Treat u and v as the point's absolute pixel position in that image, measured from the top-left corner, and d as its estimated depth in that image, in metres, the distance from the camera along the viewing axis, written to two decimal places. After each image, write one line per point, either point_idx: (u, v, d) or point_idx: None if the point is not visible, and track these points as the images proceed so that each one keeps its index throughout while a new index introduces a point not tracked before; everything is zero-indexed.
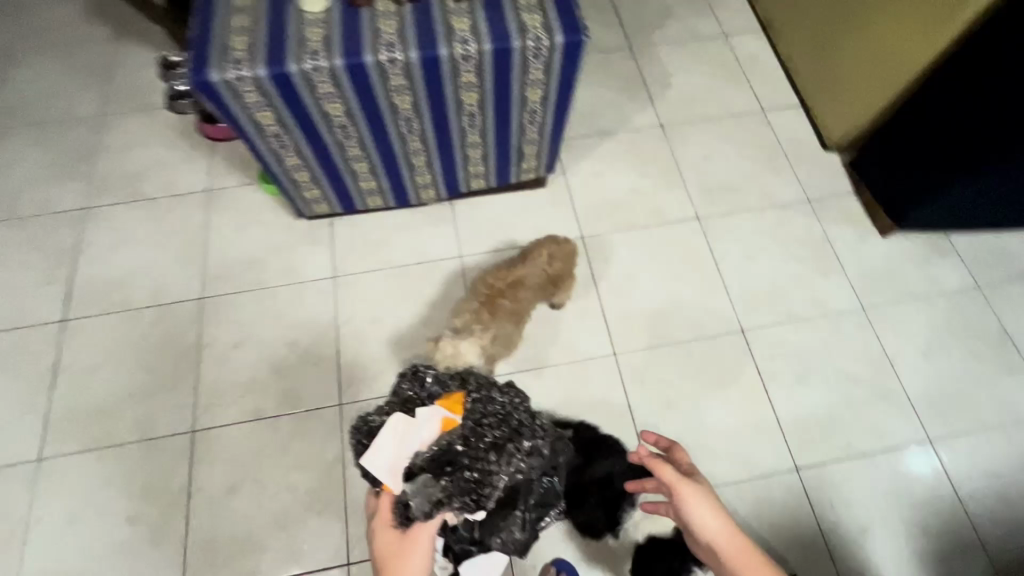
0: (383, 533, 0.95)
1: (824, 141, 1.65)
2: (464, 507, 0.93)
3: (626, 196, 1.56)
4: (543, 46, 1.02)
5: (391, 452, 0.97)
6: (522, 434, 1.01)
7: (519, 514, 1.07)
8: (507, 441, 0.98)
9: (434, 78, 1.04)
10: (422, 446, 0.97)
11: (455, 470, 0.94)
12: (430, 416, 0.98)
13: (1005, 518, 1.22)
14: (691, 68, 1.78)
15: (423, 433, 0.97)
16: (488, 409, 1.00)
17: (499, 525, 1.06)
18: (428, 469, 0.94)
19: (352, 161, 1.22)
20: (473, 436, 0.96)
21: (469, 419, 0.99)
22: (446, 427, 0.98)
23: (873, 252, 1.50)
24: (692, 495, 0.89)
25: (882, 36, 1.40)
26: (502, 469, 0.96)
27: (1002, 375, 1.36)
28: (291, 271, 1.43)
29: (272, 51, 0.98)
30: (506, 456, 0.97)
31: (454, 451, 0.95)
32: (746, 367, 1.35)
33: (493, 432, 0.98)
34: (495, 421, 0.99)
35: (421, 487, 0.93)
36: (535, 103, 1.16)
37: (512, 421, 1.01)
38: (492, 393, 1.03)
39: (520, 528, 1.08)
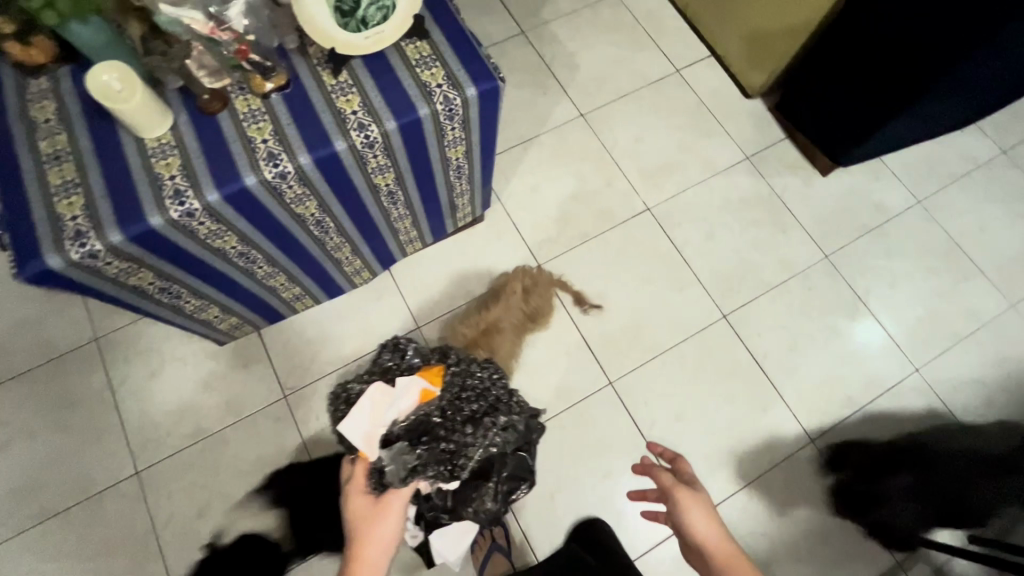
0: (357, 498, 0.91)
1: (745, 90, 1.60)
2: (438, 475, 0.93)
3: (570, 204, 1.44)
4: (455, 105, 0.85)
5: (371, 416, 0.94)
6: (499, 410, 0.99)
7: (492, 486, 1.01)
8: (484, 414, 0.97)
9: (337, 176, 0.85)
10: (400, 415, 0.95)
11: (433, 438, 0.94)
12: (410, 386, 0.96)
13: (997, 422, 1.28)
14: (593, 41, 1.63)
15: (404, 400, 0.95)
16: (466, 384, 0.99)
17: (470, 495, 1.01)
18: (405, 438, 0.93)
19: (266, 278, 1.02)
20: (450, 409, 0.96)
21: (446, 393, 0.97)
22: (424, 398, 0.96)
23: (821, 195, 1.48)
24: (688, 498, 0.89)
25: None
26: (478, 441, 0.95)
27: (961, 281, 1.41)
28: (234, 405, 1.23)
29: (120, 207, 0.75)
30: (483, 430, 0.96)
31: (432, 422, 0.95)
32: (737, 354, 1.32)
33: (469, 406, 0.97)
34: (471, 396, 0.98)
35: (396, 454, 0.91)
36: (458, 160, 1.00)
37: (490, 396, 1.00)
38: (470, 367, 1.02)
39: (492, 499, 1.02)
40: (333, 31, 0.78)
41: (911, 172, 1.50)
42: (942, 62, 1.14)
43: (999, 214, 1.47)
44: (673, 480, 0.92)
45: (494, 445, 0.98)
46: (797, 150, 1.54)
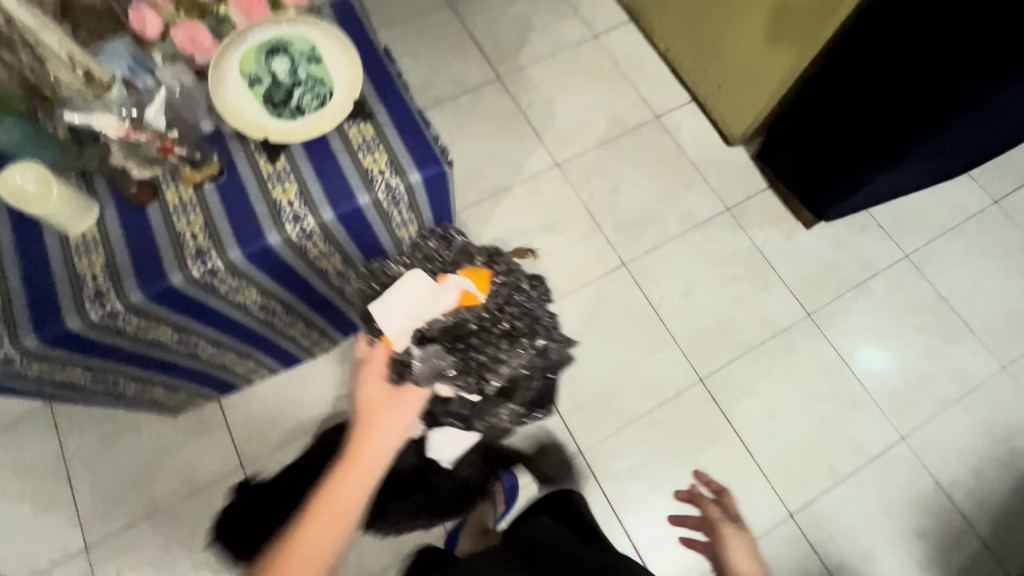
0: (370, 387, 0.73)
1: (727, 137, 1.54)
2: (460, 384, 0.77)
3: (543, 259, 1.40)
4: (398, 192, 0.81)
5: (399, 306, 0.76)
6: (542, 333, 0.82)
7: (510, 408, 0.85)
8: (524, 330, 0.80)
9: (274, 266, 0.81)
10: (441, 314, 0.76)
11: (466, 347, 0.76)
12: (452, 285, 0.78)
13: (987, 495, 1.22)
14: (570, 87, 1.60)
15: (441, 298, 0.77)
16: (511, 300, 0.81)
17: (481, 384, 0.83)
18: (438, 340, 0.76)
19: (213, 358, 0.98)
20: (490, 320, 0.78)
21: (491, 300, 0.79)
22: (463, 301, 0.78)
23: (804, 249, 1.43)
24: (734, 537, 0.77)
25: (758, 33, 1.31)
26: (510, 360, 0.78)
27: (950, 340, 1.35)
28: (190, 476, 1.19)
29: (37, 310, 0.71)
30: (519, 350, 0.78)
31: (467, 329, 0.77)
32: (714, 421, 1.27)
33: (511, 320, 0.79)
34: (515, 317, 0.80)
35: (429, 356, 0.75)
36: (412, 238, 0.96)
37: (535, 314, 0.83)
38: (521, 281, 0.83)
39: (511, 424, 0.87)
40: (264, 119, 0.75)
41: (898, 224, 1.45)
42: (945, 119, 1.08)
43: (990, 269, 1.41)
44: (720, 514, 0.82)
45: (526, 370, 0.80)
46: (781, 201, 1.48)
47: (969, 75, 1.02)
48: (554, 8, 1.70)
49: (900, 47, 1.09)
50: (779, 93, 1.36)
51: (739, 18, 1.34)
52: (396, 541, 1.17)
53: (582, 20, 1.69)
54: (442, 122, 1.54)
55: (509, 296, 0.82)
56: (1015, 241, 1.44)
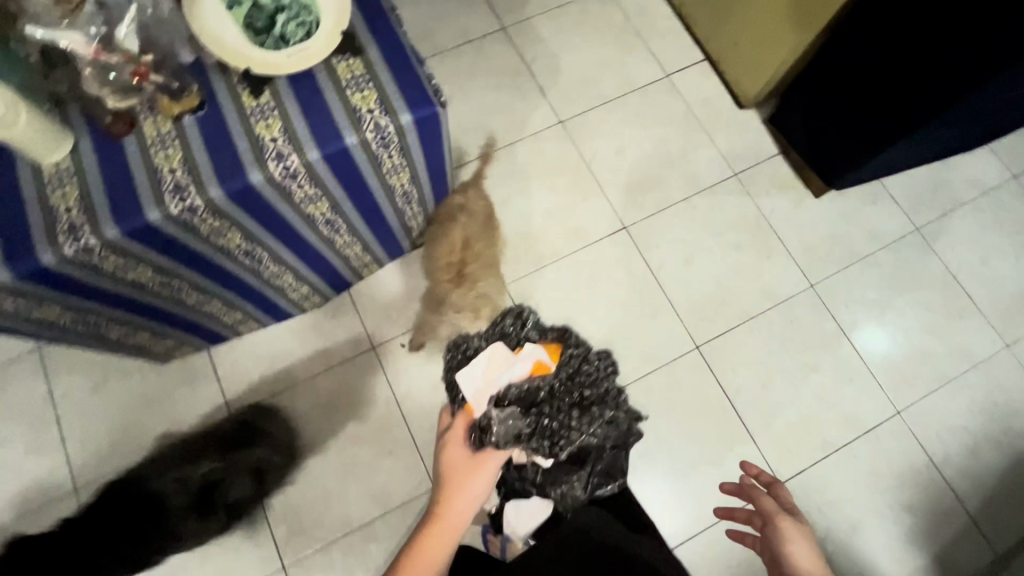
0: (453, 449, 0.91)
1: (739, 99, 1.48)
2: (538, 448, 0.94)
3: (541, 219, 1.36)
4: (388, 133, 0.77)
5: (486, 375, 0.99)
6: (609, 403, 0.99)
7: (583, 476, 1.02)
8: (594, 402, 0.96)
9: (258, 208, 0.78)
10: (514, 380, 0.97)
11: (541, 412, 0.94)
12: (528, 356, 0.99)
13: (979, 472, 1.21)
14: (578, 41, 1.53)
15: (519, 368, 0.97)
16: (582, 369, 0.99)
17: (562, 477, 1.02)
18: (515, 404, 0.93)
19: (199, 306, 0.96)
20: (562, 389, 0.97)
21: (562, 374, 0.98)
22: (537, 369, 0.98)
23: (812, 218, 1.38)
24: (794, 531, 0.78)
25: None
26: (581, 427, 0.95)
27: (955, 316, 1.32)
28: (179, 423, 1.19)
29: (10, 243, 0.68)
30: (589, 419, 0.95)
31: (538, 396, 0.96)
32: (708, 388, 1.25)
33: (581, 391, 0.97)
34: (582, 386, 0.98)
35: (507, 416, 0.92)
36: (404, 186, 0.92)
37: (603, 386, 0.98)
38: (591, 355, 1.01)
39: (583, 491, 1.01)
40: (246, 50, 0.71)
41: (911, 197, 1.40)
42: (969, 75, 1.01)
43: (1002, 246, 1.37)
44: (775, 507, 0.82)
45: (595, 436, 0.97)
46: (791, 168, 1.43)
47: (994, 22, 0.95)
48: None
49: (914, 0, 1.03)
50: (795, 54, 1.28)
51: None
52: (384, 496, 1.17)
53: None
54: (443, 75, 1.47)
55: (578, 367, 1.00)
56: None
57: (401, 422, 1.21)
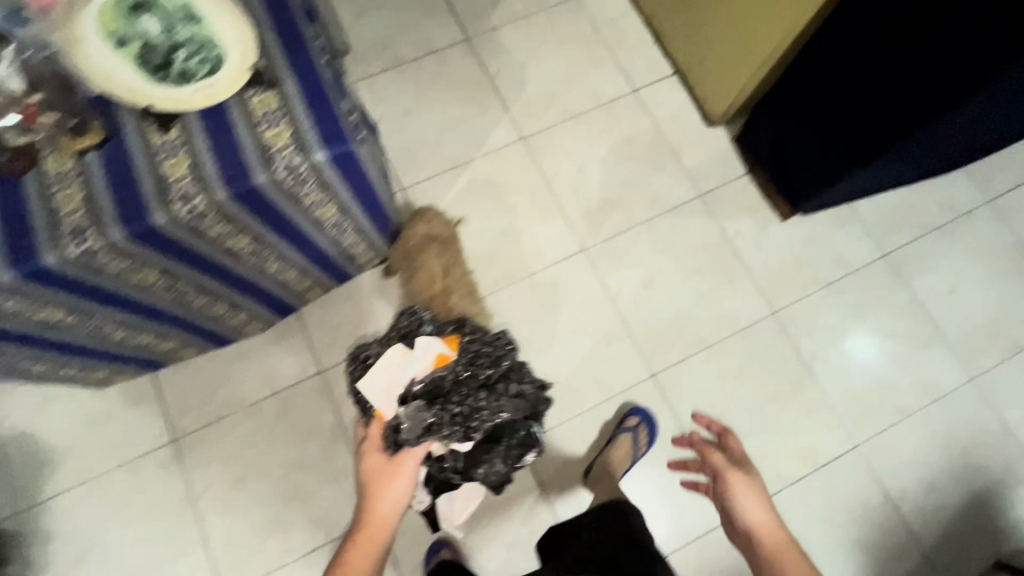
0: (371, 457, 0.93)
1: (707, 116, 1.43)
2: (452, 436, 0.93)
3: (498, 241, 1.33)
4: (302, 171, 0.74)
5: (389, 381, 0.97)
6: (513, 377, 1.01)
7: (503, 449, 1.02)
8: (496, 380, 0.99)
9: (168, 247, 0.75)
10: (416, 376, 0.97)
11: (446, 400, 0.94)
12: (429, 350, 0.98)
13: (936, 510, 1.19)
14: (544, 53, 1.48)
15: (420, 363, 0.98)
16: (480, 350, 1.00)
17: (482, 457, 1.01)
18: (421, 398, 0.95)
19: (126, 337, 0.93)
20: (465, 374, 0.97)
21: (461, 358, 0.99)
22: (440, 362, 0.98)
23: (777, 243, 1.34)
24: (736, 478, 0.97)
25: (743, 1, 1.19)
26: (489, 406, 0.96)
27: (920, 348, 1.28)
28: (121, 446, 1.17)
29: None
30: (496, 396, 0.97)
31: (443, 387, 0.96)
32: (661, 419, 1.23)
33: (483, 372, 0.98)
34: (483, 367, 0.99)
35: (414, 411, 0.94)
36: (333, 217, 0.88)
37: (502, 363, 1.01)
38: (486, 335, 1.03)
39: (503, 462, 1.03)
40: (146, 87, 0.67)
41: (881, 222, 1.36)
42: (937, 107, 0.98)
43: (973, 274, 1.33)
44: (723, 461, 1.01)
45: (504, 413, 0.98)
46: (758, 190, 1.39)
47: (969, 55, 0.91)
48: None
49: (901, 25, 0.98)
50: (763, 69, 1.24)
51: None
52: (325, 524, 1.16)
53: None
54: (403, 88, 1.43)
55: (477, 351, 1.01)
56: (1005, 247, 1.35)
57: (346, 449, 1.19)
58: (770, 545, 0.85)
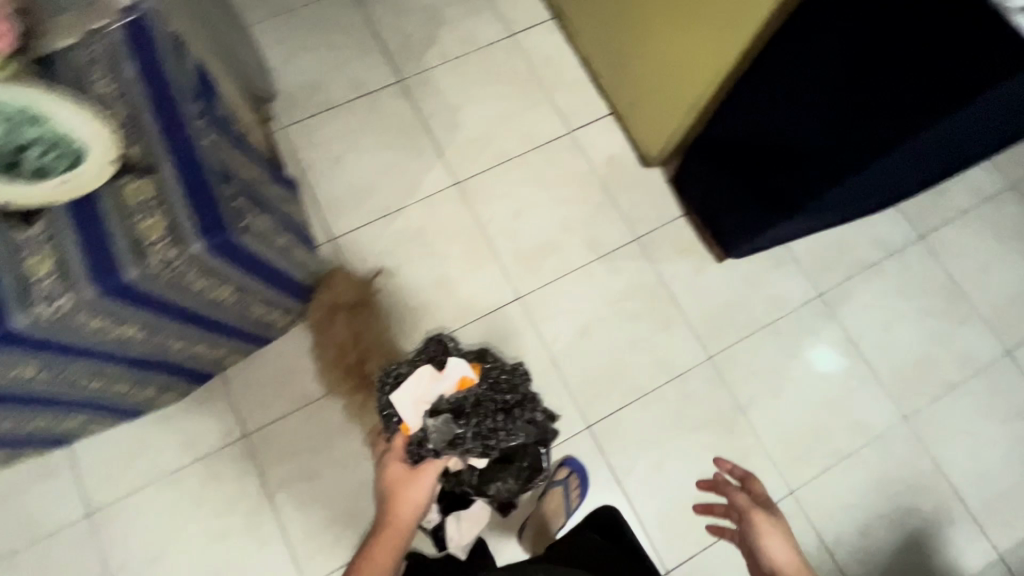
0: (393, 466, 0.96)
1: (643, 157, 1.42)
2: (473, 451, 0.94)
3: (431, 291, 1.30)
4: (179, 261, 0.70)
5: (417, 394, 0.96)
6: (532, 403, 0.99)
7: (518, 466, 1.03)
8: (519, 406, 0.97)
9: (39, 345, 0.71)
10: (443, 394, 0.96)
11: (470, 420, 0.93)
12: (455, 373, 0.96)
13: (870, 554, 1.19)
14: (479, 93, 1.46)
15: (446, 384, 0.96)
16: (502, 376, 0.98)
17: (497, 472, 1.03)
18: (446, 413, 0.93)
19: (16, 424, 0.88)
20: (488, 396, 0.95)
21: (485, 381, 0.97)
22: (464, 384, 0.96)
23: (712, 285, 1.34)
24: (764, 522, 0.89)
25: (666, 50, 1.17)
26: (509, 432, 0.95)
27: (854, 388, 1.29)
28: (31, 522, 1.11)
29: None
30: (514, 420, 0.96)
31: (467, 406, 0.94)
32: (597, 471, 1.21)
33: (506, 397, 0.96)
34: (507, 394, 0.97)
35: (441, 424, 0.93)
36: (231, 295, 0.85)
37: (520, 389, 0.99)
38: (506, 364, 1.02)
39: (515, 478, 1.04)
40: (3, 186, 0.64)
41: (817, 263, 1.36)
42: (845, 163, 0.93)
43: (905, 312, 1.34)
44: (749, 502, 0.92)
45: (522, 439, 0.97)
46: (694, 232, 1.38)
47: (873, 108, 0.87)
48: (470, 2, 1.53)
49: (805, 89, 0.94)
50: (688, 118, 1.23)
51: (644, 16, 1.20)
52: None
53: (500, 16, 1.52)
54: (334, 132, 1.40)
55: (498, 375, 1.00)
56: (938, 286, 1.36)
57: (272, 515, 1.15)
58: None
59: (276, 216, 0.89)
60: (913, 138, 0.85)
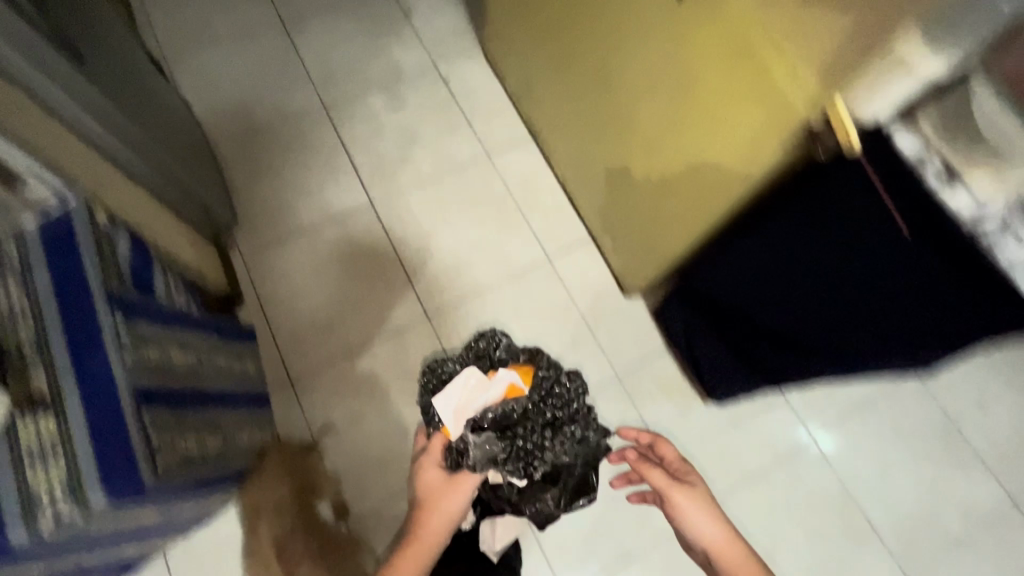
0: (429, 471, 1.08)
1: (623, 286, 1.35)
2: (512, 470, 1.09)
3: (398, 439, 1.21)
4: (78, 522, 0.62)
5: (460, 400, 1.14)
6: (578, 422, 1.16)
7: (554, 488, 1.14)
8: (563, 423, 1.14)
9: None
10: (490, 405, 1.12)
11: (516, 433, 1.10)
12: (504, 380, 1.14)
13: None
14: (453, 216, 1.40)
15: (494, 391, 1.13)
16: (551, 391, 1.17)
17: (536, 494, 1.13)
18: (491, 428, 1.10)
19: None
20: (534, 411, 1.13)
21: (533, 394, 1.14)
22: (511, 392, 1.13)
23: (699, 430, 1.27)
24: (679, 495, 1.06)
25: (642, 196, 1.10)
26: (553, 446, 1.12)
27: (851, 547, 1.20)
28: None
29: None
30: (561, 436, 1.13)
31: (512, 419, 1.11)
32: None
33: (552, 413, 1.14)
34: (555, 405, 1.15)
35: (482, 442, 1.08)
36: (152, 518, 0.76)
37: (573, 407, 1.17)
38: (559, 379, 1.18)
39: (555, 502, 1.15)
40: None
41: (808, 401, 1.28)
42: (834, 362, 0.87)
43: (903, 459, 1.26)
44: (665, 480, 1.09)
45: (566, 454, 1.13)
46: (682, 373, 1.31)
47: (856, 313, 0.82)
48: (446, 118, 1.49)
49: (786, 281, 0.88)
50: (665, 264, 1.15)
51: (608, 156, 1.16)
52: None
53: (476, 134, 1.48)
54: (300, 256, 1.32)
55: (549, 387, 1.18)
56: (936, 425, 1.29)
57: None
58: (723, 558, 0.99)
59: (206, 433, 0.80)
60: (907, 357, 0.81)
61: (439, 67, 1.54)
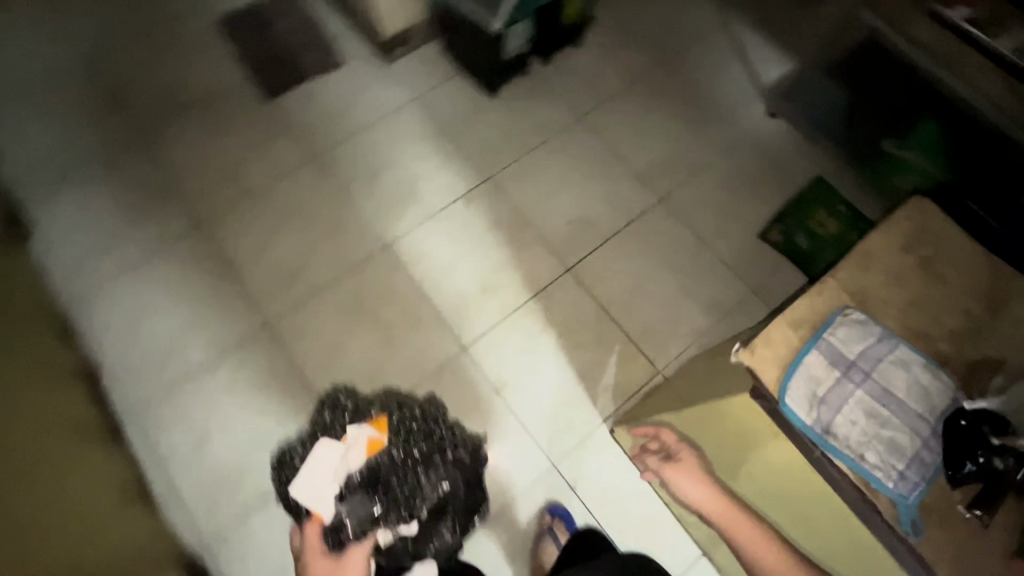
0: (317, 561, 1.13)
1: None
2: (396, 518, 1.21)
3: None
4: None
5: (324, 476, 1.20)
6: (444, 449, 1.24)
7: (448, 516, 1.20)
8: (431, 454, 1.23)
9: None
10: (354, 468, 1.22)
11: (387, 481, 1.22)
12: (359, 438, 1.23)
13: None
14: None
15: (356, 452, 1.22)
16: (407, 429, 1.24)
17: (429, 530, 1.19)
18: (361, 487, 1.21)
19: None
20: (395, 455, 1.23)
21: (389, 440, 1.24)
22: (371, 447, 1.23)
23: None
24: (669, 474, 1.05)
25: None
26: (427, 478, 1.23)
27: None
28: None
29: None
30: (432, 467, 1.23)
31: (379, 470, 1.22)
32: None
33: (416, 450, 1.24)
34: (414, 433, 1.24)
35: (354, 507, 1.20)
36: None
37: (434, 437, 1.24)
38: (409, 422, 1.24)
39: (450, 531, 1.19)
40: None
41: None
42: None
43: None
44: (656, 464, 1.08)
45: (443, 480, 1.22)
46: None
47: None
48: None
49: None
50: None
51: None
52: None
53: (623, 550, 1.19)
54: None
55: (404, 430, 1.24)
56: None
57: None
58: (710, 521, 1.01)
59: None
60: None
61: (557, 466, 1.23)
